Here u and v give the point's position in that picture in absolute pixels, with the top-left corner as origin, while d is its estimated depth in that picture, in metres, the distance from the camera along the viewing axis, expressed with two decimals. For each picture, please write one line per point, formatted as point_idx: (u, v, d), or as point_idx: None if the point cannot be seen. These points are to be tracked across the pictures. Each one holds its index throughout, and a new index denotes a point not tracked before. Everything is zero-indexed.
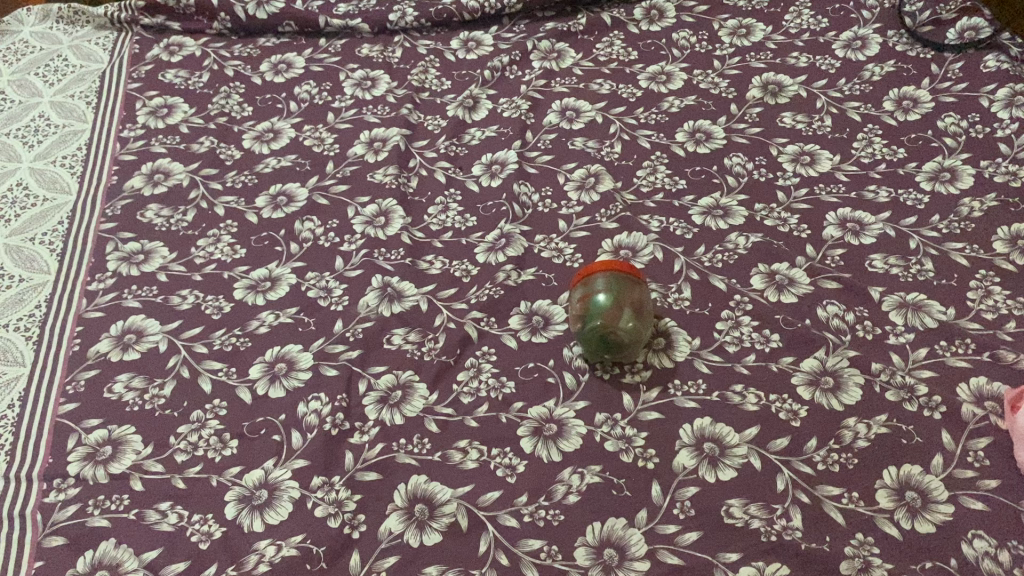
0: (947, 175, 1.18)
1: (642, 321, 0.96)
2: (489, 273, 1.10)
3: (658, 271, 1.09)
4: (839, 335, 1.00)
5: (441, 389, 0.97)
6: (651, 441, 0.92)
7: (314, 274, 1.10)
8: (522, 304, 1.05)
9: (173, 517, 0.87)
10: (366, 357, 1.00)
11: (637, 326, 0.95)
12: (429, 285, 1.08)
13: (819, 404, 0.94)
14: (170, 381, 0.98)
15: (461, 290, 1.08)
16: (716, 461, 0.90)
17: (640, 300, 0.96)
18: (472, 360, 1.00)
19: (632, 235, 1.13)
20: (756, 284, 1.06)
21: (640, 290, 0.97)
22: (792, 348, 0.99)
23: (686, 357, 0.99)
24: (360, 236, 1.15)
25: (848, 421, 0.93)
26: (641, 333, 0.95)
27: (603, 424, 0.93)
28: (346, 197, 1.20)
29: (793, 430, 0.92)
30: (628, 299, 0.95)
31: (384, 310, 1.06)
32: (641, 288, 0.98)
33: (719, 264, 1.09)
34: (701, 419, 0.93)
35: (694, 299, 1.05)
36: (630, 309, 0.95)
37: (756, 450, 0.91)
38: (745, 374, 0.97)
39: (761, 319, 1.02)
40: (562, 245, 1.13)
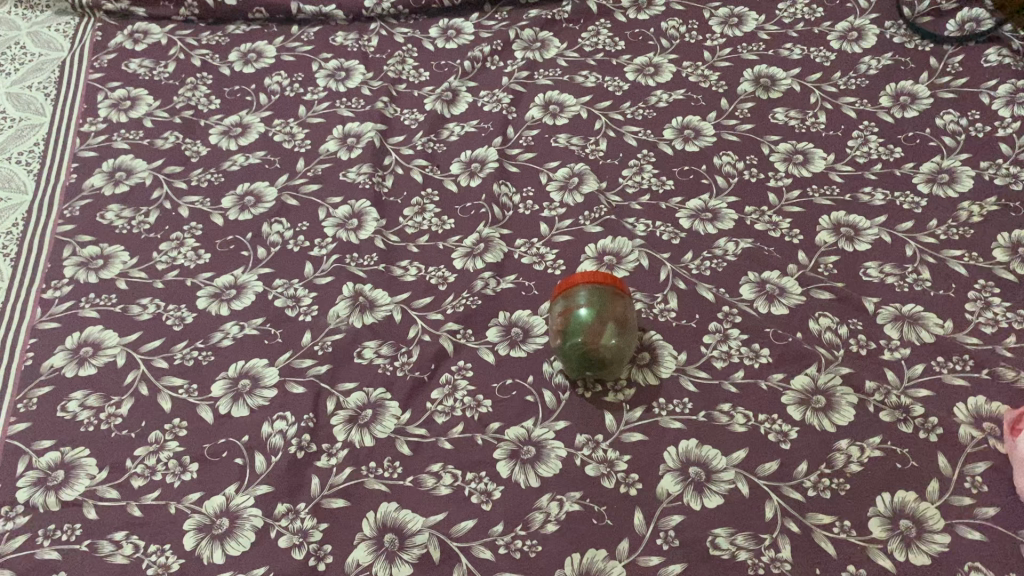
0: (946, 176, 1.13)
1: (626, 337, 0.91)
2: (467, 281, 1.04)
3: (644, 280, 1.03)
4: (831, 350, 0.96)
5: (414, 408, 0.92)
6: (634, 465, 0.87)
7: (282, 281, 1.05)
8: (500, 315, 1.00)
9: (128, 548, 0.83)
10: (335, 372, 0.96)
11: (621, 342, 0.90)
12: (403, 294, 1.03)
13: (810, 424, 0.90)
14: (128, 398, 0.93)
15: (436, 299, 1.02)
16: (702, 487, 0.86)
17: (623, 315, 0.91)
18: (447, 376, 0.95)
19: (617, 240, 1.08)
20: (745, 294, 1.01)
21: (623, 303, 0.93)
22: (782, 364, 0.95)
23: (672, 373, 0.94)
24: (331, 240, 1.09)
25: (840, 443, 0.89)
26: (624, 351, 0.91)
27: (584, 447, 0.89)
28: (318, 197, 1.15)
29: (783, 453, 0.88)
30: (612, 313, 0.91)
31: (355, 320, 1.00)
32: (625, 301, 0.93)
33: (707, 272, 1.04)
34: (687, 441, 0.89)
35: (681, 309, 1.00)
36: (614, 324, 0.90)
37: (744, 474, 0.87)
38: (733, 392, 0.93)
39: (750, 333, 0.97)
40: (543, 250, 1.08)
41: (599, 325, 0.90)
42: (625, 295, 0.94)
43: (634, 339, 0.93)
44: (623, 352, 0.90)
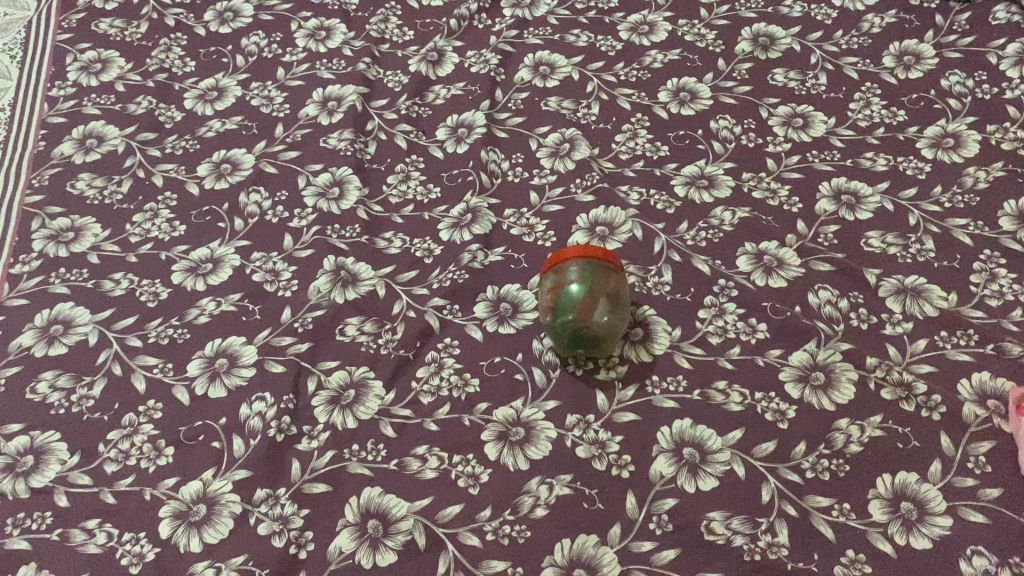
0: (951, 141, 1.09)
1: (618, 314, 0.87)
2: (453, 253, 1.00)
3: (637, 251, 1.00)
4: (831, 325, 0.92)
5: (399, 388, 0.89)
6: (626, 446, 0.84)
7: (260, 255, 1.01)
8: (488, 290, 0.96)
9: (101, 536, 0.80)
10: (316, 351, 0.92)
11: (613, 319, 0.87)
12: (387, 267, 0.99)
13: (809, 403, 0.87)
14: (100, 379, 0.90)
15: (422, 273, 0.99)
16: (696, 469, 0.83)
17: (615, 291, 0.88)
18: (433, 354, 0.91)
19: (609, 209, 1.04)
20: (742, 266, 0.98)
21: (615, 278, 0.89)
22: (781, 340, 0.91)
23: (666, 350, 0.91)
24: (312, 210, 1.05)
25: (840, 422, 0.86)
26: (617, 328, 0.87)
27: (575, 428, 0.85)
28: (298, 165, 1.10)
29: (781, 433, 0.85)
30: (603, 288, 0.87)
31: (337, 295, 0.96)
32: (617, 276, 0.89)
33: (703, 243, 1.00)
34: (681, 421, 0.86)
35: (675, 282, 0.96)
36: (606, 300, 0.86)
37: (740, 456, 0.84)
38: (730, 369, 0.89)
39: (747, 307, 0.94)
40: (532, 221, 1.04)
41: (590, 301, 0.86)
42: (618, 270, 0.90)
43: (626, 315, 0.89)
44: (615, 329, 0.87)
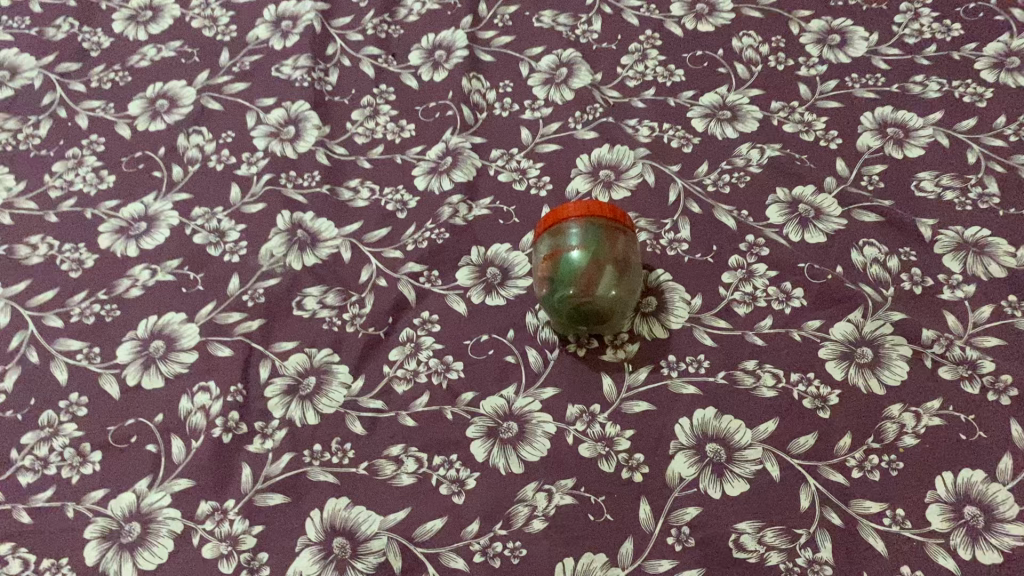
0: (1016, 60, 0.92)
1: (627, 285, 0.73)
2: (431, 206, 0.85)
3: (649, 201, 0.85)
4: (879, 288, 0.78)
5: (368, 374, 0.75)
6: (638, 443, 0.71)
7: (203, 211, 0.85)
8: (473, 252, 0.82)
9: (15, 564, 0.67)
10: (270, 329, 0.78)
11: (621, 292, 0.73)
12: (353, 224, 0.84)
13: (854, 386, 0.73)
14: (13, 369, 0.76)
15: (395, 231, 0.84)
16: (722, 469, 0.70)
17: (624, 258, 0.74)
18: (408, 332, 0.77)
19: (615, 149, 0.89)
20: (773, 218, 0.83)
21: (625, 242, 0.75)
22: (820, 309, 0.77)
23: (684, 324, 0.77)
24: (263, 155, 0.89)
25: (892, 410, 0.72)
26: (626, 302, 0.73)
27: (576, 421, 0.72)
28: (247, 99, 0.94)
29: (822, 424, 0.72)
30: (610, 255, 0.73)
31: (294, 260, 0.82)
32: (627, 239, 0.75)
33: (726, 190, 0.85)
34: (704, 411, 0.72)
35: (694, 240, 0.82)
36: (613, 269, 0.72)
37: (774, 453, 0.70)
38: (760, 345, 0.75)
39: (780, 269, 0.79)
40: (524, 164, 0.88)
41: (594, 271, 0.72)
42: (629, 232, 0.75)
43: (639, 285, 0.75)
44: (624, 304, 0.73)
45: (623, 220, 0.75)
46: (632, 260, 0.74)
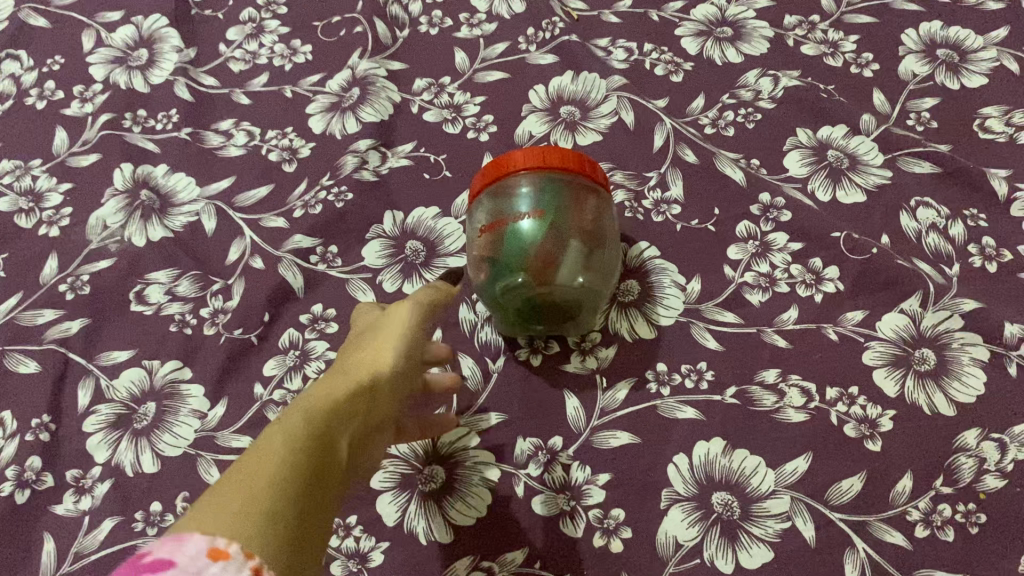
0: None
1: (598, 266, 0.52)
2: (329, 156, 0.62)
3: (628, 148, 0.63)
4: (940, 266, 0.57)
5: (232, 397, 0.53)
6: (615, 494, 0.50)
7: (14, 166, 0.62)
8: (387, 218, 0.59)
9: None
10: (97, 333, 0.55)
11: (592, 278, 0.51)
12: (221, 183, 0.62)
13: (914, 405, 0.53)
14: None
15: (278, 191, 0.61)
16: (735, 531, 0.49)
17: (595, 229, 0.52)
18: (291, 335, 0.55)
19: (581, 77, 0.66)
20: (794, 170, 0.62)
21: (595, 205, 0.53)
22: (861, 296, 0.56)
23: (677, 319, 0.56)
24: (102, 87, 0.66)
25: (967, 438, 0.51)
26: (597, 292, 0.52)
27: (529, 463, 0.51)
28: (84, 12, 0.69)
29: (871, 460, 0.51)
30: (573, 225, 0.51)
31: (135, 234, 0.59)
32: (598, 201, 0.53)
33: (730, 132, 0.63)
34: (707, 444, 0.52)
35: (688, 201, 0.60)
36: (578, 245, 0.51)
37: (807, 504, 0.50)
38: (783, 348, 0.55)
39: (805, 241, 0.58)
40: (458, 98, 0.65)
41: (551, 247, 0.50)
42: (601, 191, 0.54)
43: (614, 265, 0.54)
44: (594, 295, 0.51)
45: (594, 174, 0.53)
46: (605, 233, 0.53)
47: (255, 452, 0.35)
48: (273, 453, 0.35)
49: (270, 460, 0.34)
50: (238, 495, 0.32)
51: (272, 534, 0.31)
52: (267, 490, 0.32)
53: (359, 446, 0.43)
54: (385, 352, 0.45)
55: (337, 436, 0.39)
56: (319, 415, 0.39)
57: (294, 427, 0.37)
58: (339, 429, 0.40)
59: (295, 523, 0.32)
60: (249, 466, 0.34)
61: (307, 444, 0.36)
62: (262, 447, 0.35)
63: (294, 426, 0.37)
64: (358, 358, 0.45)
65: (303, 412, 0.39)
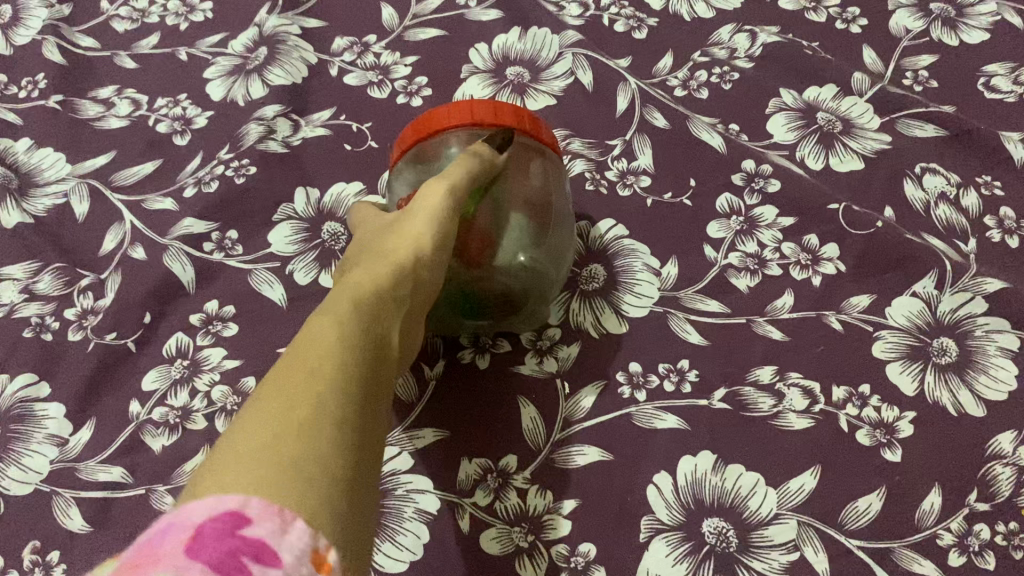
0: None
1: (548, 242, 0.42)
2: (231, 127, 0.52)
3: (586, 114, 0.54)
4: (954, 242, 0.49)
5: (101, 418, 0.42)
6: (583, 525, 0.40)
7: None
8: (300, 197, 0.49)
9: None
10: None
11: (539, 254, 0.41)
12: (97, 159, 0.51)
13: (937, 405, 0.44)
14: None
15: (167, 167, 0.51)
16: (732, 567, 0.40)
17: (541, 198, 0.43)
18: (178, 339, 0.45)
19: (529, 33, 0.57)
20: (780, 136, 0.53)
21: (541, 169, 0.44)
22: (866, 277, 0.47)
23: (652, 310, 0.46)
24: None
25: (1002, 442, 0.43)
26: (546, 274, 0.42)
27: (475, 490, 0.41)
28: None
29: (891, 473, 0.42)
30: (513, 193, 0.42)
31: None
32: (544, 164, 0.44)
33: (704, 95, 0.55)
34: (695, 460, 0.42)
35: (660, 172, 0.51)
36: (521, 218, 0.41)
37: (817, 530, 0.41)
38: (778, 341, 0.45)
39: (797, 216, 0.49)
40: (385, 59, 0.55)
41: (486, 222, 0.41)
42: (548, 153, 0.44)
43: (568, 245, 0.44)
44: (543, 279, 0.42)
45: (537, 132, 0.44)
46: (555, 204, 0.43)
47: (294, 360, 0.27)
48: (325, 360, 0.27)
49: (318, 374, 0.26)
50: (296, 424, 0.24)
51: (341, 480, 0.24)
52: (329, 416, 0.25)
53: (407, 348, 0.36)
54: (420, 240, 0.36)
55: (383, 334, 0.31)
56: (362, 309, 0.31)
57: (335, 324, 0.29)
58: (384, 325, 0.32)
59: (358, 453, 0.25)
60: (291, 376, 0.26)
61: (355, 348, 0.29)
62: (305, 354, 0.27)
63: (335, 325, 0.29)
64: (387, 247, 0.36)
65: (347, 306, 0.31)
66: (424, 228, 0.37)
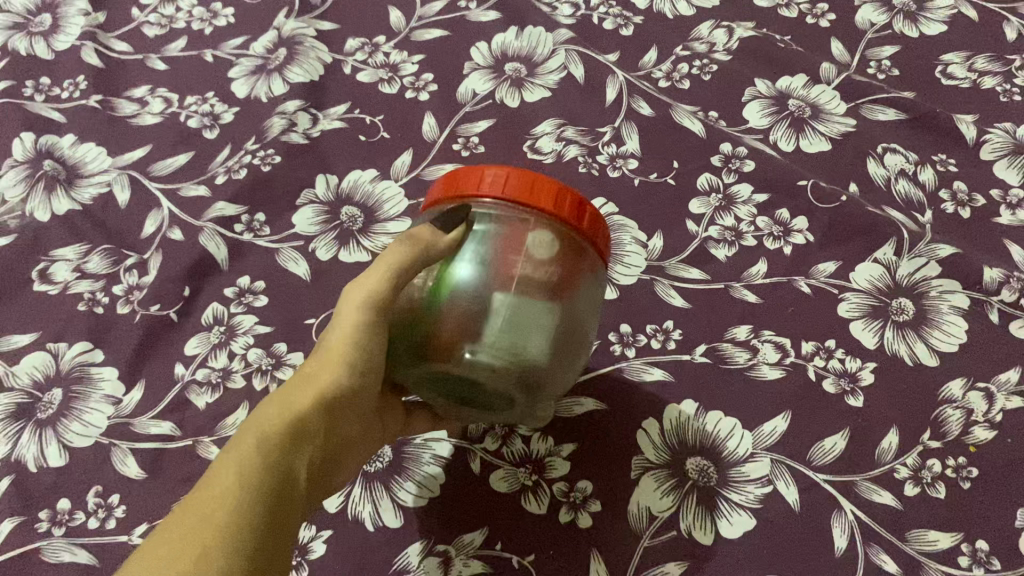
0: None
1: (537, 331, 0.38)
2: (256, 120, 0.58)
3: (579, 104, 0.59)
4: (912, 213, 0.54)
5: (149, 380, 0.48)
6: (582, 464, 0.46)
7: None
8: (320, 183, 0.55)
9: None
10: None
11: (529, 343, 0.37)
12: (135, 152, 0.56)
13: (895, 356, 0.49)
14: None
15: (199, 158, 0.56)
16: (713, 498, 0.45)
17: (532, 276, 0.38)
18: (216, 310, 0.50)
19: (525, 32, 0.62)
20: (754, 120, 0.58)
21: (545, 241, 0.39)
22: (833, 246, 0.53)
23: (640, 278, 0.52)
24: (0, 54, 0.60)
25: (952, 388, 0.48)
26: (530, 363, 0.37)
27: (485, 437, 0.47)
28: None
29: (854, 416, 0.47)
30: (498, 275, 0.38)
31: (38, 207, 0.53)
32: (547, 236, 0.40)
33: (686, 84, 0.60)
34: (678, 408, 0.47)
35: (646, 155, 0.56)
36: (504, 301, 0.38)
37: (789, 467, 0.46)
38: (753, 304, 0.51)
39: (770, 191, 0.55)
40: (395, 58, 0.61)
41: (465, 308, 0.38)
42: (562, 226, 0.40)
43: (575, 328, 0.40)
44: (527, 370, 0.37)
45: (535, 201, 0.39)
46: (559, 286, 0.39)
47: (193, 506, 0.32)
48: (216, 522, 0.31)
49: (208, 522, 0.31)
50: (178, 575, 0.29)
51: None
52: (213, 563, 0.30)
53: (334, 460, 0.39)
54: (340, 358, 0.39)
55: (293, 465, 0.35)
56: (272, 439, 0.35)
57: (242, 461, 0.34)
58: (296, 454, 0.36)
59: None
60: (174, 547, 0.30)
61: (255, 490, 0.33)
62: (206, 503, 0.32)
63: (237, 468, 0.33)
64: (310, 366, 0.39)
65: (252, 441, 0.35)
66: (341, 356, 0.38)
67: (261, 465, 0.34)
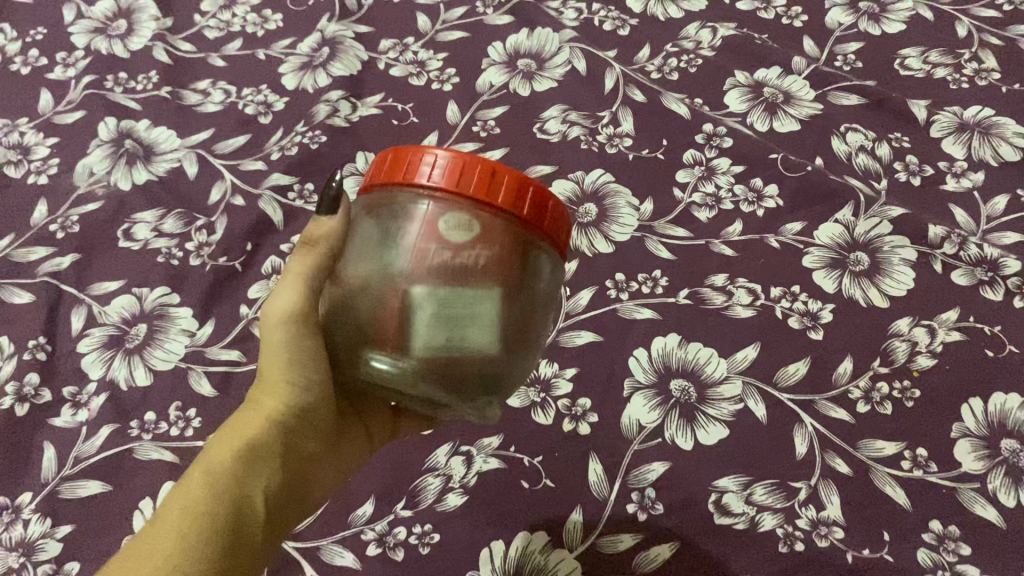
0: None
1: (466, 322, 0.37)
2: (304, 107, 0.67)
3: (581, 93, 0.68)
4: (870, 181, 0.63)
5: (219, 317, 0.57)
6: (583, 385, 0.55)
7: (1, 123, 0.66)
8: (359, 158, 0.64)
9: None
10: (86, 265, 0.59)
11: (458, 339, 0.37)
12: (201, 133, 0.66)
13: (851, 298, 0.57)
14: None
15: (255, 139, 0.65)
16: (693, 412, 0.53)
17: (452, 266, 0.37)
18: (273, 261, 0.59)
19: (534, 33, 0.71)
20: (733, 105, 0.67)
21: (461, 223, 0.38)
22: (800, 209, 0.61)
23: (632, 235, 0.61)
24: (83, 54, 0.70)
25: (899, 325, 0.56)
26: (461, 358, 0.37)
27: None
28: None
29: (814, 347, 0.56)
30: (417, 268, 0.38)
31: (121, 178, 0.63)
32: (462, 217, 0.38)
33: (675, 75, 0.69)
34: (664, 340, 0.56)
35: (639, 135, 0.65)
36: (426, 298, 0.37)
37: (758, 387, 0.54)
38: (730, 256, 0.59)
39: (746, 164, 0.63)
40: (422, 55, 0.70)
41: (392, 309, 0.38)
42: (479, 196, 0.38)
43: (514, 307, 0.39)
44: (460, 363, 0.38)
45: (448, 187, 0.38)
46: (485, 260, 0.37)
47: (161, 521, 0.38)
48: (177, 541, 0.37)
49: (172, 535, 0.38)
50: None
51: None
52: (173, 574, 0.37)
53: (297, 473, 0.45)
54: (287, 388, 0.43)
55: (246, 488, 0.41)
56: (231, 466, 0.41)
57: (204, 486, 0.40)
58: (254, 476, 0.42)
59: None
60: (145, 558, 0.37)
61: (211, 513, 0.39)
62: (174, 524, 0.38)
63: (199, 493, 0.40)
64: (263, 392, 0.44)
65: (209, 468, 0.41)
66: (287, 385, 0.43)
67: (216, 491, 0.40)
